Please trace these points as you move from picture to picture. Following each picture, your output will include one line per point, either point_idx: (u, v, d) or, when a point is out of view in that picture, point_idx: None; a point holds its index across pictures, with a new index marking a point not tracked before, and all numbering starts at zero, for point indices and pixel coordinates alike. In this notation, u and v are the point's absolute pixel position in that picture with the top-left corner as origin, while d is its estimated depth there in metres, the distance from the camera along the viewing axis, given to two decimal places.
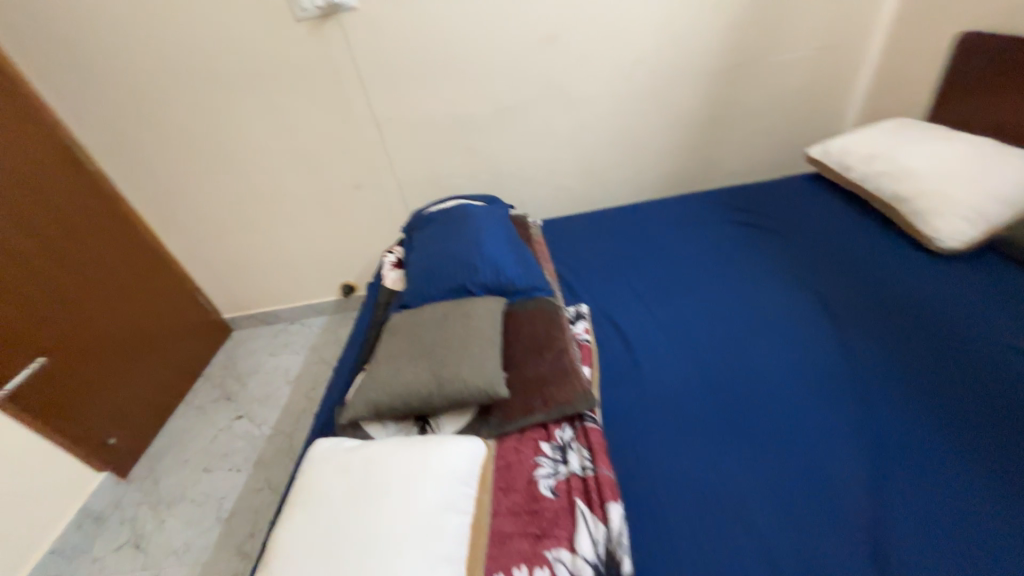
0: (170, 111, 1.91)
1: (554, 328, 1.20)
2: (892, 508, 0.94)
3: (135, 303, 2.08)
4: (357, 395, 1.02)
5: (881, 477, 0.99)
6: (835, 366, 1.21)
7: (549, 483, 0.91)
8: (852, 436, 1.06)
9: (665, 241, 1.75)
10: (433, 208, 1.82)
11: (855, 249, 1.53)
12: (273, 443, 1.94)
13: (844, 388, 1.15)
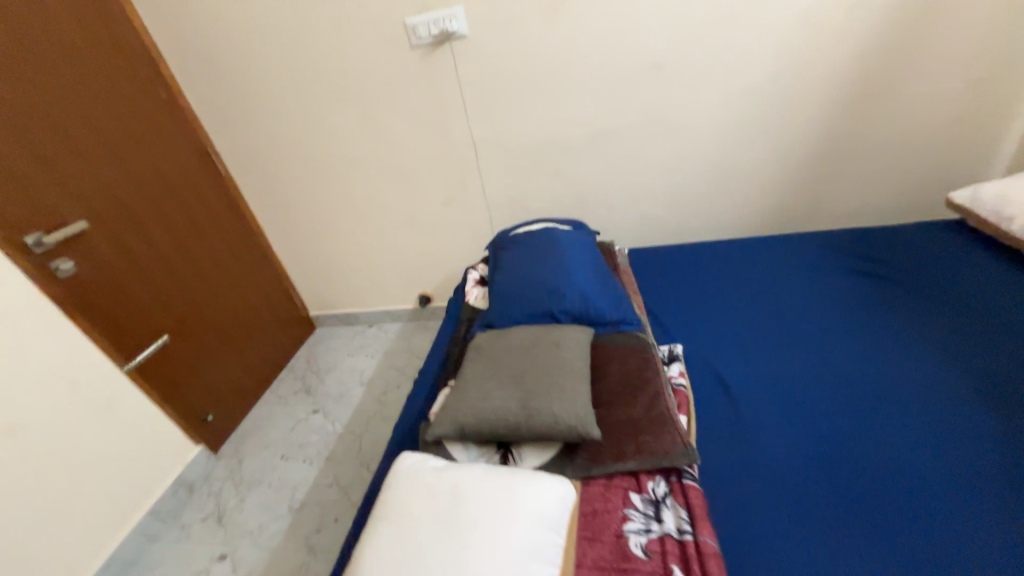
0: (294, 126, 2.12)
1: (647, 368, 1.13)
2: None
3: (241, 295, 2.30)
4: (444, 411, 1.02)
5: None
6: (988, 447, 1.01)
7: (640, 541, 0.83)
8: (1010, 535, 0.87)
9: (766, 283, 1.60)
10: (519, 229, 1.82)
11: (1012, 314, 1.29)
12: (344, 440, 2.02)
13: (1000, 476, 0.96)
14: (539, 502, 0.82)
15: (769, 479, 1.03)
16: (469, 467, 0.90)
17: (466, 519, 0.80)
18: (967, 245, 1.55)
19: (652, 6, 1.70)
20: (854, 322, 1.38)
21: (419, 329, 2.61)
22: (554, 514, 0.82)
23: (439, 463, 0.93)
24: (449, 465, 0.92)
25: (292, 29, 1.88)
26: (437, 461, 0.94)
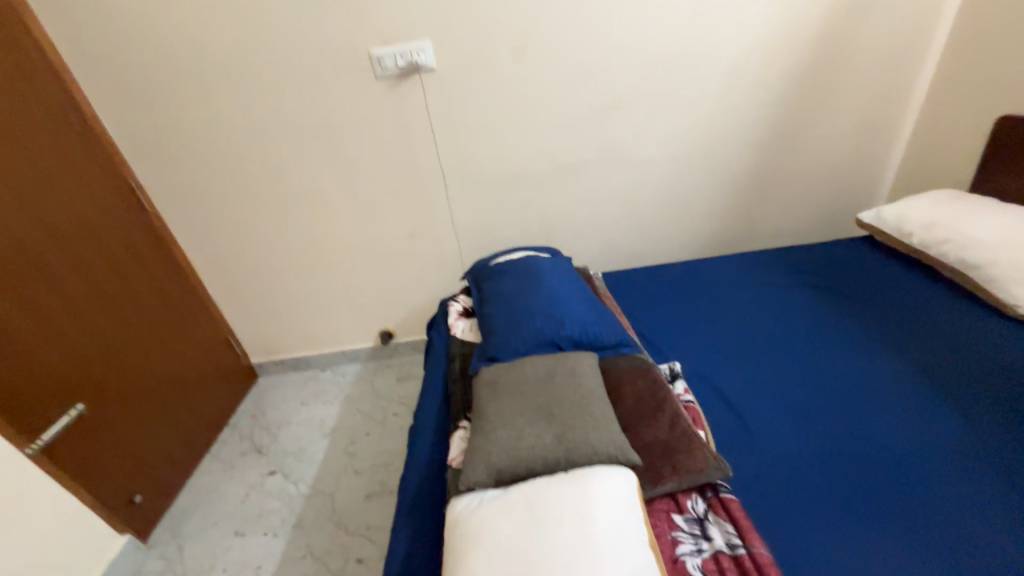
0: (240, 159, 1.94)
1: (658, 387, 1.17)
2: None
3: (174, 344, 2.01)
4: (475, 457, 0.96)
5: None
6: (951, 429, 1.15)
7: (696, 562, 0.84)
8: (993, 510, 0.98)
9: (733, 293, 1.71)
10: (497, 258, 1.82)
11: (933, 308, 1.51)
12: (314, 503, 1.80)
13: (968, 455, 1.09)
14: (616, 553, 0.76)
15: (787, 484, 1.08)
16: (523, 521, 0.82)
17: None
18: (877, 252, 1.83)
19: (608, 52, 1.86)
20: (816, 323, 1.52)
21: (383, 369, 2.45)
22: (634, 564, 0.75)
23: (486, 523, 0.84)
24: (498, 524, 0.83)
25: (240, 55, 1.75)
26: (485, 513, 0.86)
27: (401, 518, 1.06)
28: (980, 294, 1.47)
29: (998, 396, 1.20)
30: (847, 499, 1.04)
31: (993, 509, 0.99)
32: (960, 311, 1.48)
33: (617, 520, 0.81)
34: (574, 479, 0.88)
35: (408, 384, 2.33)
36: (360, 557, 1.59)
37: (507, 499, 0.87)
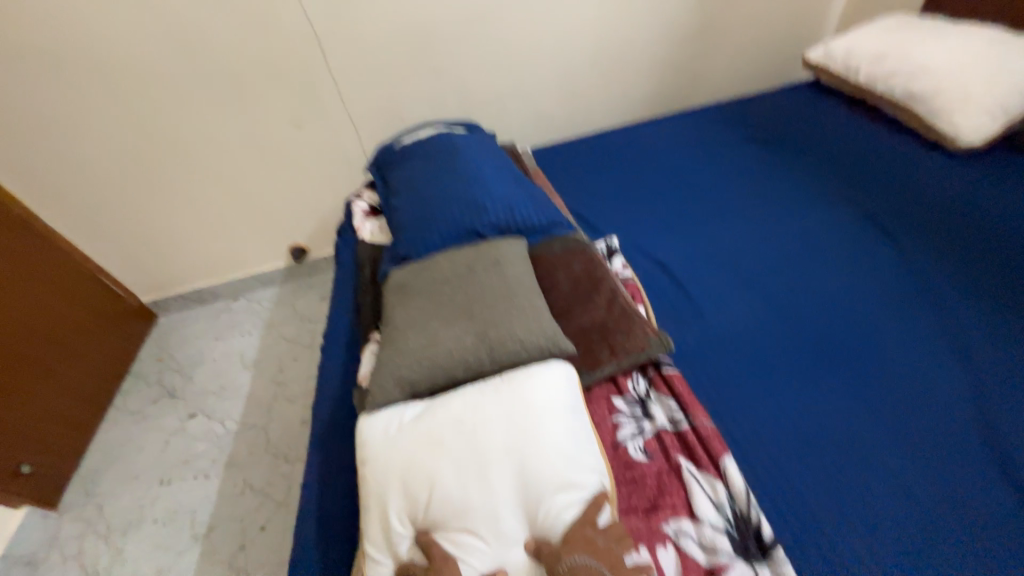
0: (28, 26, 1.41)
1: (594, 267, 1.03)
2: (1004, 423, 0.83)
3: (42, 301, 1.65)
4: (383, 373, 0.80)
5: (982, 391, 0.88)
6: (899, 273, 1.08)
7: (637, 444, 0.77)
8: (940, 347, 0.94)
9: (675, 155, 1.53)
10: (404, 139, 1.49)
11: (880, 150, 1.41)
12: (245, 438, 1.65)
13: (914, 296, 1.03)
14: (569, 488, 0.66)
15: (737, 347, 0.98)
16: (458, 461, 0.68)
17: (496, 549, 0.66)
18: (821, 94, 1.67)
19: None
20: (765, 180, 1.37)
21: (302, 288, 2.16)
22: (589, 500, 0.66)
23: (412, 465, 0.70)
24: (427, 466, 0.69)
25: None
26: (411, 443, 0.71)
27: (315, 452, 0.91)
28: (924, 129, 1.37)
29: (936, 230, 1.15)
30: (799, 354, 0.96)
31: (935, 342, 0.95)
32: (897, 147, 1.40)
33: (567, 444, 0.69)
34: (511, 397, 0.72)
35: None
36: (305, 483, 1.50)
37: (431, 426, 0.72)
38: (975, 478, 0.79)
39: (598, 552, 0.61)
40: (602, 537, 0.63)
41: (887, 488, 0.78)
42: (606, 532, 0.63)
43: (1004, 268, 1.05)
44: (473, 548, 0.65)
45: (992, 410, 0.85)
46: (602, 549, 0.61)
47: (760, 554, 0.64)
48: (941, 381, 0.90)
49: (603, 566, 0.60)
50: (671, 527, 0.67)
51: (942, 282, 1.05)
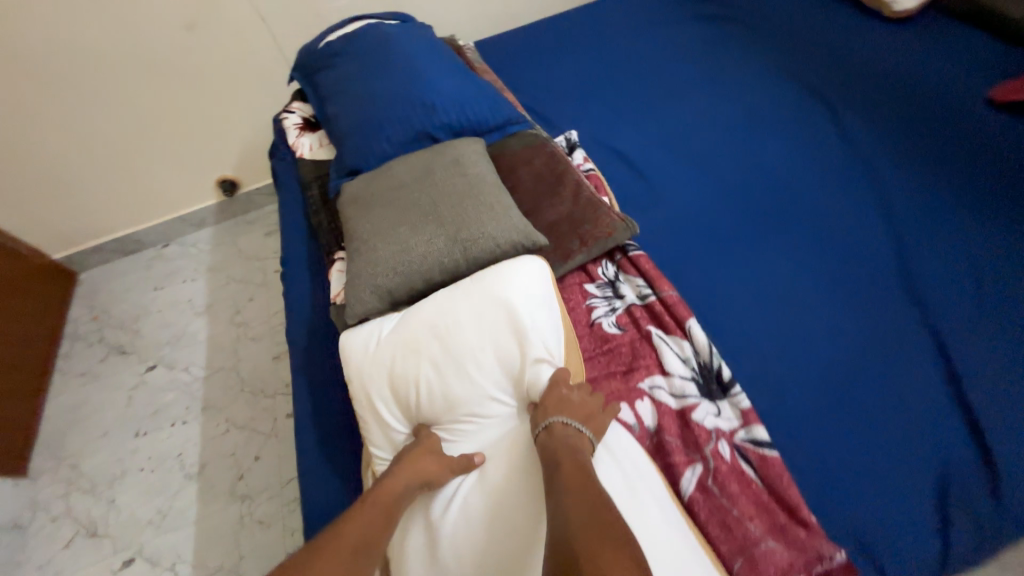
0: None
1: (556, 161, 1.01)
2: (930, 271, 0.83)
3: None
4: (357, 285, 0.78)
5: (910, 243, 0.86)
6: (840, 141, 1.05)
7: (610, 321, 0.83)
8: (874, 208, 0.93)
9: (624, 38, 1.43)
10: (328, 36, 1.30)
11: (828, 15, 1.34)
12: (217, 381, 1.62)
13: (853, 163, 1.00)
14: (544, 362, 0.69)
15: (685, 227, 0.97)
16: (438, 358, 0.69)
17: (487, 430, 0.69)
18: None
19: None
20: (717, 60, 1.31)
21: (240, 226, 1.99)
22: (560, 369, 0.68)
23: (397, 369, 0.71)
24: (411, 368, 0.70)
25: None
26: (393, 352, 0.72)
27: (300, 374, 0.91)
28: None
29: (881, 91, 1.11)
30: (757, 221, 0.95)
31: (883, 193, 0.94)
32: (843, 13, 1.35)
33: (538, 324, 0.70)
34: (483, 291, 0.73)
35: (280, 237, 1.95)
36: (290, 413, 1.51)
37: (410, 334, 0.72)
38: (904, 321, 0.79)
39: (572, 408, 0.64)
40: (579, 394, 0.67)
41: (825, 342, 0.78)
42: (581, 391, 0.67)
43: (940, 128, 1.02)
44: (467, 433, 0.69)
45: (923, 257, 0.85)
46: (576, 406, 0.65)
47: (721, 392, 0.72)
48: (879, 233, 0.89)
49: (578, 421, 0.63)
50: (646, 383, 0.74)
51: (888, 136, 1.03)
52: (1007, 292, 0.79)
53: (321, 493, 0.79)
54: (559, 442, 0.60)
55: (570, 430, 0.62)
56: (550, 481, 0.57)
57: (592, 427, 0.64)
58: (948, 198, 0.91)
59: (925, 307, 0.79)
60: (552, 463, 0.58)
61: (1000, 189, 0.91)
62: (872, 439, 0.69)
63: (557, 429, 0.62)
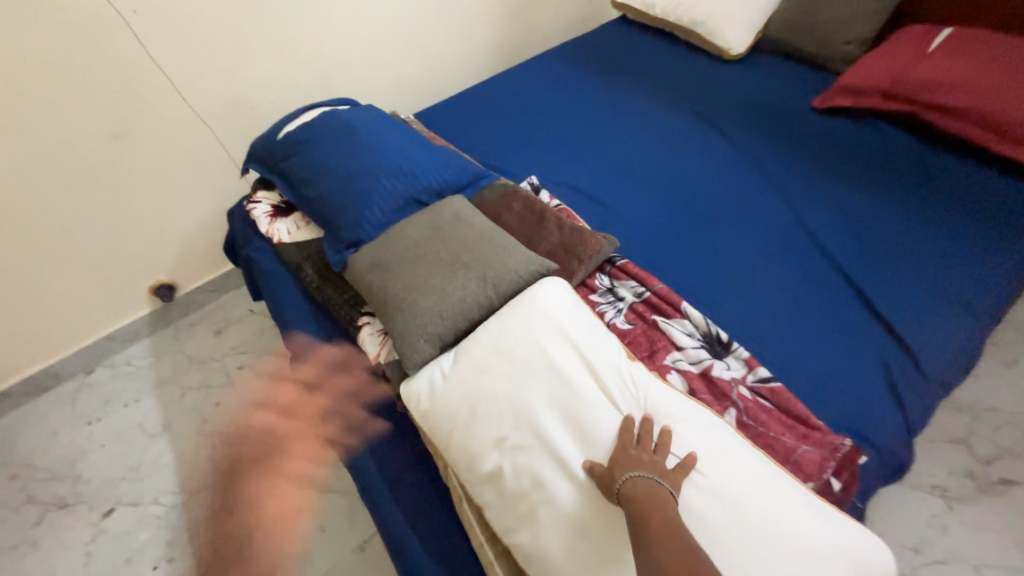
0: None
1: (533, 201, 1.18)
2: (821, 229, 1.12)
3: None
4: (409, 337, 0.87)
5: (800, 211, 1.16)
6: (732, 148, 1.35)
7: (621, 318, 0.99)
8: (771, 192, 1.22)
9: (544, 91, 1.67)
10: (287, 127, 1.39)
11: (693, 59, 1.69)
12: (200, 501, 1.45)
13: (745, 161, 1.31)
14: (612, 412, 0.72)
15: (644, 232, 1.19)
16: (506, 373, 0.77)
17: (561, 431, 0.71)
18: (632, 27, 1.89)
19: None
20: (624, 98, 1.58)
21: (183, 329, 1.85)
22: (625, 415, 0.70)
23: (473, 396, 0.76)
24: (486, 392, 0.76)
25: None
26: (460, 384, 0.78)
27: (355, 440, 0.93)
28: (702, 44, 1.69)
29: (748, 110, 1.45)
30: (697, 217, 1.20)
31: (775, 181, 1.24)
32: (707, 55, 1.69)
33: (582, 330, 0.81)
34: (525, 313, 0.83)
35: (231, 331, 1.83)
36: (298, 508, 1.40)
37: (471, 362, 0.80)
38: (815, 267, 1.06)
39: (647, 463, 0.64)
40: (649, 451, 0.66)
41: (771, 294, 1.02)
42: (648, 448, 0.66)
43: (792, 131, 1.37)
44: (545, 444, 0.70)
45: (813, 219, 1.14)
46: (649, 460, 0.65)
47: (723, 349, 0.91)
48: (778, 209, 1.18)
49: (657, 472, 0.63)
50: (670, 359, 0.90)
51: (764, 139, 1.36)
52: (875, 234, 1.10)
53: (415, 543, 0.81)
54: (642, 498, 0.60)
55: (649, 482, 0.61)
56: (636, 533, 0.58)
57: (671, 481, 0.63)
58: (821, 177, 1.23)
59: (824, 255, 1.08)
60: (638, 518, 0.58)
61: (847, 164, 1.25)
62: (825, 353, 0.92)
63: (636, 482, 0.61)
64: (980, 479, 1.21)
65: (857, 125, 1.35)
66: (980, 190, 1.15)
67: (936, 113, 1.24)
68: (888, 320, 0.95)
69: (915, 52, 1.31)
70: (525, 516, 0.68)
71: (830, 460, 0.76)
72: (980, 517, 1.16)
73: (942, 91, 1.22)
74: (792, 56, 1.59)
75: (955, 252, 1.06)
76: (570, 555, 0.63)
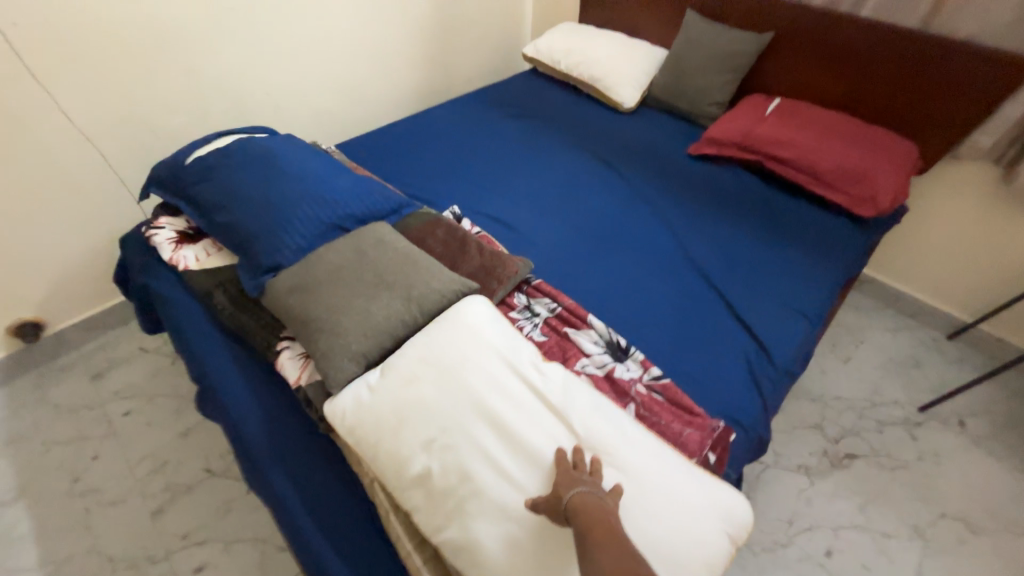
0: None
1: (455, 228, 1.26)
2: (697, 252, 1.35)
3: None
4: (333, 357, 0.88)
5: (683, 239, 1.39)
6: (626, 186, 1.57)
7: (537, 331, 1.09)
8: (659, 222, 1.44)
9: (464, 130, 1.80)
10: (197, 153, 1.34)
11: (593, 109, 1.94)
12: (68, 572, 1.23)
13: (637, 196, 1.53)
14: (545, 441, 0.76)
15: (557, 257, 1.32)
16: (434, 381, 0.82)
17: (486, 432, 0.76)
18: (541, 79, 2.13)
19: None
20: (536, 139, 1.76)
21: (51, 375, 1.61)
22: (558, 448, 0.74)
23: (402, 406, 0.80)
24: (416, 400, 0.80)
25: None
26: (388, 397, 0.81)
27: (275, 468, 0.90)
28: (600, 98, 1.95)
29: (639, 154, 1.71)
30: (600, 244, 1.37)
31: (662, 213, 1.47)
32: (604, 106, 1.96)
33: (504, 343, 0.88)
34: (451, 327, 0.89)
35: (115, 373, 1.62)
36: (199, 565, 1.25)
37: (398, 375, 0.83)
38: (694, 284, 1.26)
39: (588, 483, 0.69)
40: (587, 474, 0.71)
41: (662, 309, 1.20)
42: (585, 470, 0.71)
43: (672, 172, 1.63)
44: (473, 443, 0.75)
45: (692, 244, 1.37)
46: (590, 482, 0.69)
47: (624, 353, 1.05)
48: (664, 237, 1.40)
49: (598, 490, 0.68)
50: (579, 364, 1.01)
51: (652, 178, 1.61)
52: (737, 256, 1.34)
53: (339, 565, 0.80)
54: (588, 510, 0.64)
55: (595, 498, 0.66)
56: (585, 544, 0.60)
57: (612, 497, 0.68)
58: (696, 211, 1.49)
59: (701, 274, 1.29)
60: (585, 528, 0.61)
61: (714, 201, 1.53)
62: (704, 354, 1.10)
63: (583, 498, 0.66)
64: (831, 455, 1.48)
65: (721, 170, 1.65)
66: (805, 222, 1.47)
67: (774, 162, 1.57)
68: (750, 326, 1.17)
69: (755, 116, 1.67)
70: (454, 512, 0.72)
71: (709, 439, 0.91)
72: (834, 486, 1.41)
73: (776, 145, 1.56)
74: (671, 113, 1.90)
75: (795, 270, 1.33)
76: (497, 540, 0.69)
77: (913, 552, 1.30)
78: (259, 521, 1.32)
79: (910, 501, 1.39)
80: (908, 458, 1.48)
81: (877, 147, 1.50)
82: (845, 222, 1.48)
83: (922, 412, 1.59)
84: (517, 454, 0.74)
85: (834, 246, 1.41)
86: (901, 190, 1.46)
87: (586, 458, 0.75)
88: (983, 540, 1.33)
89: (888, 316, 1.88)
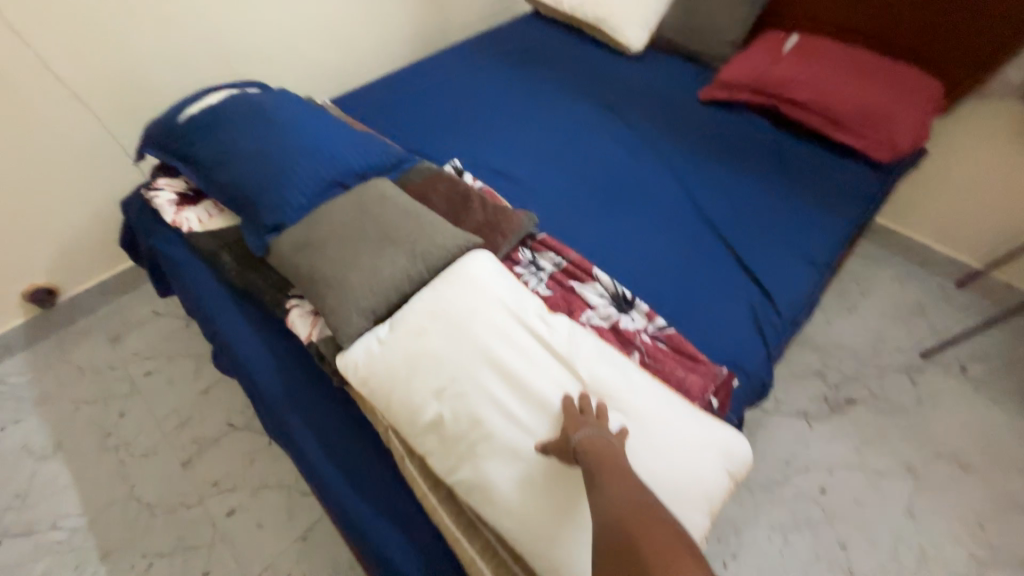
0: None
1: (457, 183, 1.24)
2: (705, 202, 1.32)
3: None
4: (342, 312, 0.90)
5: (690, 189, 1.35)
6: (633, 135, 1.52)
7: (542, 285, 1.09)
8: (666, 172, 1.40)
9: (462, 79, 1.72)
10: (188, 110, 1.30)
11: (598, 52, 1.84)
12: (111, 517, 1.33)
13: (644, 145, 1.48)
14: (553, 388, 0.78)
15: (562, 210, 1.30)
16: (442, 334, 0.83)
17: (495, 381, 0.79)
18: (542, 22, 2.01)
19: None
20: (538, 87, 1.68)
21: (70, 339, 1.65)
22: (565, 395, 0.76)
23: (411, 358, 0.82)
24: (425, 351, 0.82)
25: None
26: (398, 350, 0.83)
27: (293, 419, 0.94)
28: (606, 40, 1.84)
29: (647, 100, 1.63)
30: (606, 196, 1.34)
31: (669, 162, 1.42)
32: (610, 49, 1.85)
33: (510, 295, 0.89)
34: (457, 281, 0.90)
35: (132, 336, 1.66)
36: (230, 509, 1.34)
37: (407, 329, 0.85)
38: (702, 235, 1.24)
39: (595, 425, 0.72)
40: (593, 418, 0.73)
41: (669, 260, 1.18)
42: (591, 414, 0.74)
43: (681, 119, 1.57)
44: (482, 391, 0.78)
45: (700, 194, 1.34)
46: (597, 425, 0.72)
47: (629, 305, 1.06)
48: (671, 187, 1.36)
49: (604, 432, 0.71)
50: (585, 316, 1.02)
51: (660, 125, 1.54)
52: (746, 205, 1.31)
53: (360, 504, 0.85)
54: (596, 450, 0.66)
55: (602, 439, 0.68)
56: (594, 480, 0.63)
57: (619, 438, 0.71)
58: (705, 159, 1.44)
59: (709, 224, 1.27)
60: (594, 467, 0.64)
61: (724, 148, 1.47)
62: (710, 304, 1.11)
63: (592, 440, 0.68)
64: (831, 401, 1.51)
65: (732, 115, 1.58)
66: (819, 168, 1.42)
67: (788, 105, 1.50)
68: (757, 276, 1.16)
69: (770, 55, 1.57)
70: (466, 454, 0.75)
71: (711, 385, 0.93)
72: (833, 430, 1.46)
73: (791, 87, 1.48)
74: (682, 54, 1.79)
75: (805, 218, 1.30)
76: (507, 479, 0.72)
77: (905, 489, 1.36)
78: (282, 470, 1.40)
79: (905, 442, 1.44)
80: (906, 403, 1.51)
81: (899, 86, 1.42)
82: (859, 168, 1.43)
83: (924, 359, 1.61)
84: (525, 400, 0.77)
85: (847, 192, 1.38)
86: (921, 131, 1.40)
87: (592, 404, 0.77)
88: (974, 478, 1.38)
89: (898, 265, 1.85)
